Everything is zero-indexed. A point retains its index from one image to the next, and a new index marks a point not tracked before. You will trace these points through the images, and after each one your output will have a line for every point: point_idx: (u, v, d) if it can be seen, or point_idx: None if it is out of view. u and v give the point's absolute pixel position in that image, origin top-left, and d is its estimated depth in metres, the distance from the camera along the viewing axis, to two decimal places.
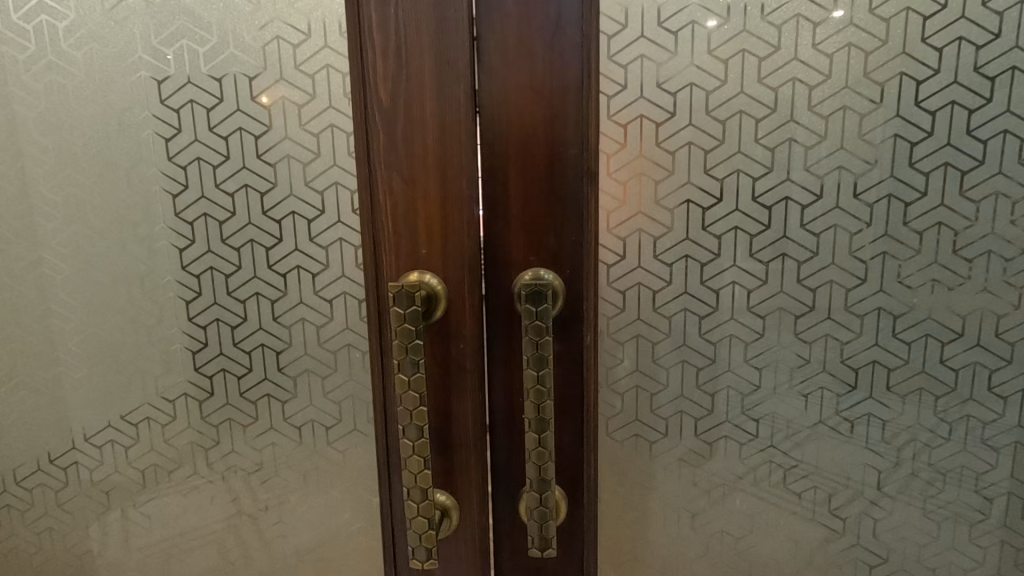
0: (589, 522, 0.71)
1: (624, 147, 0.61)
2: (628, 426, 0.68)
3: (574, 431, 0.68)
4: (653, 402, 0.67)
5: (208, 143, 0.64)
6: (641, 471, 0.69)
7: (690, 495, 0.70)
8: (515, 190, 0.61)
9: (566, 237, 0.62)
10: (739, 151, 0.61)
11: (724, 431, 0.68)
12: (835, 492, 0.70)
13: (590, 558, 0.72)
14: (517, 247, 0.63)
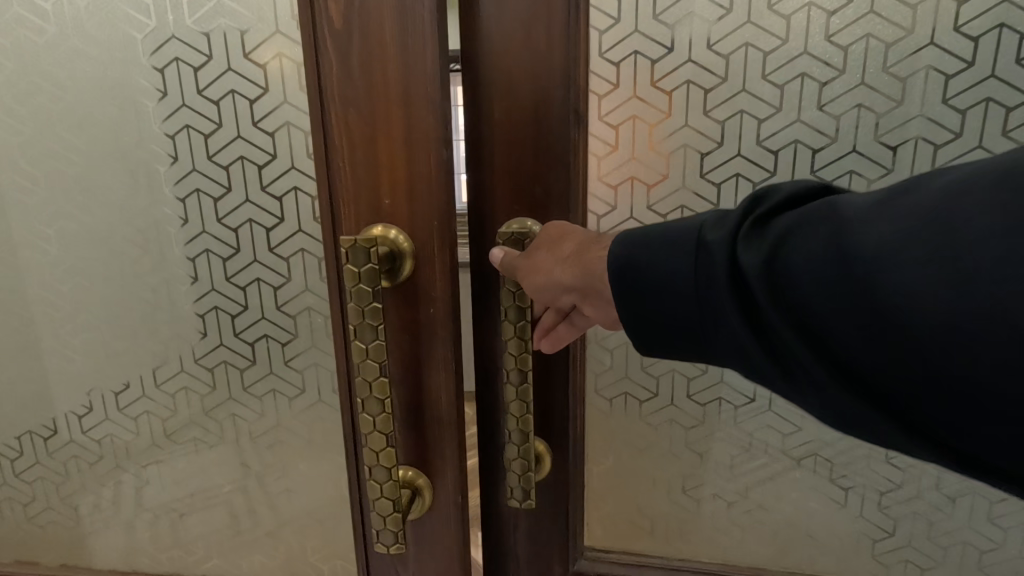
0: (575, 484, 0.68)
1: (616, 87, 0.57)
2: (616, 383, 0.65)
3: (559, 392, 0.65)
4: (642, 359, 0.64)
5: (146, 83, 0.58)
6: (627, 429, 0.66)
7: (680, 453, 0.66)
8: (498, 135, 0.58)
9: (554, 183, 0.58)
10: (744, 90, 0.55)
11: (716, 391, 0.64)
12: (839, 461, 0.64)
13: (574, 521, 0.70)
14: (502, 197, 0.60)
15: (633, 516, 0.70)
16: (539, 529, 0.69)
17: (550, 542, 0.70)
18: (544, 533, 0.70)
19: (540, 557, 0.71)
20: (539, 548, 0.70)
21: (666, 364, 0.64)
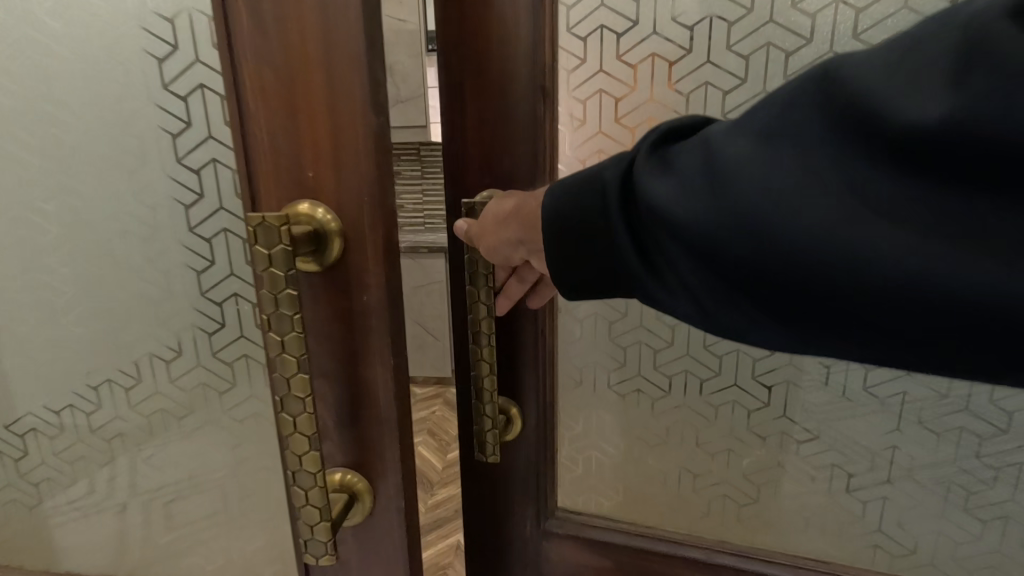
0: (542, 436, 0.86)
1: (585, 62, 0.73)
2: (591, 352, 0.85)
3: (527, 359, 0.83)
4: (611, 330, 0.83)
5: (79, 53, 0.54)
6: (600, 398, 0.87)
7: (650, 422, 0.86)
8: (472, 115, 0.74)
9: (522, 149, 0.74)
10: (708, 62, 0.70)
11: (682, 364, 0.82)
12: (782, 421, 0.80)
13: (544, 468, 0.87)
14: (476, 169, 0.76)
15: (599, 455, 0.89)
16: (516, 475, 0.87)
17: (521, 493, 0.88)
18: (520, 486, 0.88)
19: (520, 509, 0.89)
20: (516, 498, 0.88)
21: (633, 338, 0.82)
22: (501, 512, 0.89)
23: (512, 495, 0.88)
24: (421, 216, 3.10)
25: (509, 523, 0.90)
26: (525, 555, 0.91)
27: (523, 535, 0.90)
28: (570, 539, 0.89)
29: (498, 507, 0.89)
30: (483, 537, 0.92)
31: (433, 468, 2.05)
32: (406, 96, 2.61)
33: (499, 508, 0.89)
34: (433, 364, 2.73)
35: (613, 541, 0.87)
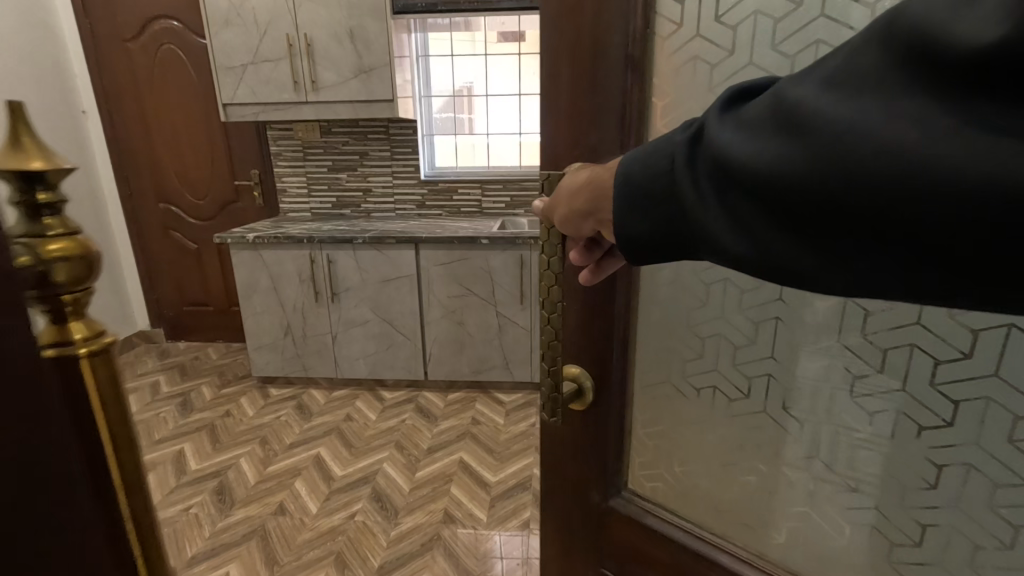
0: (609, 424, 0.68)
1: (680, 27, 0.54)
2: (663, 336, 0.65)
3: (598, 326, 0.65)
4: (689, 316, 0.63)
5: None
6: (674, 393, 0.67)
7: (721, 421, 0.65)
8: (564, 76, 0.57)
9: (608, 121, 0.56)
10: (823, 15, 0.49)
11: (763, 364, 0.60)
12: (865, 477, 0.55)
13: (614, 464, 0.69)
14: (563, 143, 0.59)
15: (674, 464, 0.69)
16: (585, 467, 0.71)
17: (586, 466, 0.71)
18: (585, 458, 0.70)
19: (582, 483, 0.71)
20: (578, 471, 0.71)
21: (712, 325, 0.62)
22: (566, 484, 0.73)
23: (576, 468, 0.72)
24: (391, 201, 2.81)
25: (572, 499, 0.73)
26: (587, 540, 0.73)
27: (584, 513, 0.72)
28: (629, 523, 0.68)
29: (561, 477, 0.73)
30: (548, 512, 0.77)
31: (400, 491, 1.80)
32: (370, 66, 2.29)
33: (562, 479, 0.74)
34: (404, 366, 2.47)
35: (671, 533, 0.65)
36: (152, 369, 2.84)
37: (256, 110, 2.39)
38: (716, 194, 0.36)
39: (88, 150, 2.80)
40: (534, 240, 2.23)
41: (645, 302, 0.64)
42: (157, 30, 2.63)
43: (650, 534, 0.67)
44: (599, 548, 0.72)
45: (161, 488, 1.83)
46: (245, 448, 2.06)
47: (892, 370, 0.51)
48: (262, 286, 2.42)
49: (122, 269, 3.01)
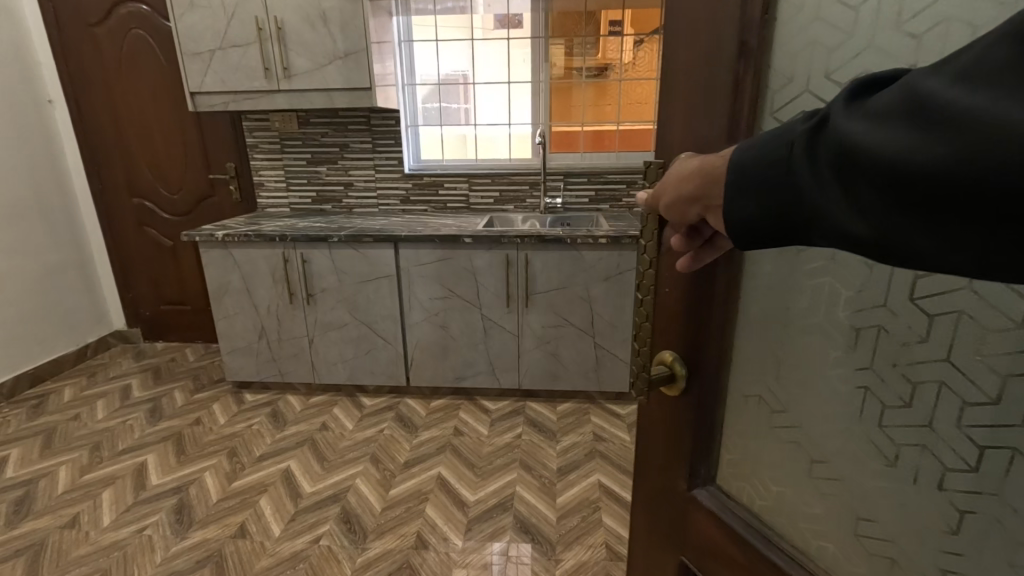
0: (699, 420, 0.60)
1: (804, 9, 0.46)
2: (759, 333, 0.56)
3: (696, 318, 0.57)
4: (786, 314, 0.53)
5: None
6: (765, 399, 0.57)
7: (813, 437, 0.54)
8: (683, 61, 0.52)
9: (720, 109, 0.50)
10: None
11: (859, 374, 0.48)
12: (973, 531, 0.43)
13: (701, 460, 0.61)
14: (676, 133, 0.54)
15: (760, 468, 0.59)
16: (672, 458, 0.64)
17: (673, 449, 0.63)
18: (672, 442, 0.63)
19: (668, 467, 0.64)
20: (665, 454, 0.65)
21: (810, 325, 0.52)
22: (655, 467, 0.67)
23: (664, 450, 0.65)
24: (374, 195, 2.67)
25: (660, 482, 0.66)
26: (671, 527, 0.66)
27: (670, 498, 0.65)
28: (710, 516, 0.60)
29: (653, 458, 0.67)
30: (640, 489, 0.71)
31: (371, 512, 1.67)
32: (345, 51, 2.14)
33: (651, 460, 0.67)
34: (384, 371, 2.34)
35: (743, 532, 0.57)
36: (126, 370, 2.72)
37: (226, 99, 2.25)
38: (844, 192, 0.31)
39: (57, 142, 2.67)
40: (521, 240, 2.08)
41: (746, 293, 0.55)
42: (126, 14, 2.49)
43: (727, 531, 0.58)
44: (681, 537, 0.65)
45: (116, 506, 1.71)
46: (211, 460, 1.94)
47: (1011, 404, 0.40)
48: (234, 286, 2.29)
49: (95, 266, 2.89)
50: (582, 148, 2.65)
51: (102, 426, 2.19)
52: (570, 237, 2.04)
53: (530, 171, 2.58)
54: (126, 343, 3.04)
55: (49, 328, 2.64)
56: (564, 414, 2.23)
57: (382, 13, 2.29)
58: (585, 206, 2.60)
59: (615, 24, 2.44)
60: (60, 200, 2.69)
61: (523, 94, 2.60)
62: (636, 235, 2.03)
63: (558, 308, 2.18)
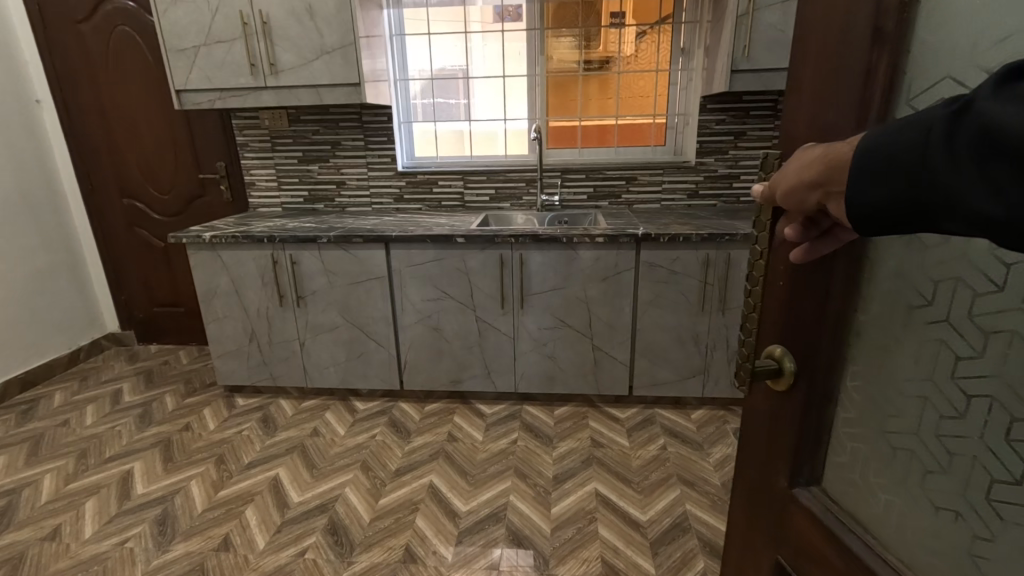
0: (803, 417, 0.55)
1: None
2: (874, 332, 0.50)
3: (806, 310, 0.53)
4: (908, 315, 0.47)
5: None
6: (873, 403, 0.52)
7: (927, 448, 0.49)
8: (815, 50, 0.49)
9: (849, 95, 0.45)
10: None
11: (988, 385, 0.43)
12: None
13: (805, 459, 0.56)
14: (801, 125, 0.51)
15: (864, 475, 0.53)
16: (773, 453, 0.60)
17: (776, 446, 0.59)
18: (775, 438, 0.59)
19: (769, 462, 0.60)
20: (766, 450, 0.61)
21: (934, 327, 0.46)
22: (758, 462, 0.63)
23: (765, 445, 0.61)
24: (367, 195, 2.60)
25: (761, 478, 0.62)
26: (766, 524, 0.62)
27: (768, 496, 0.61)
28: (809, 518, 0.55)
29: (756, 454, 0.63)
30: (741, 482, 0.67)
31: (359, 523, 1.62)
32: (332, 45, 2.07)
33: (753, 454, 0.64)
34: (378, 375, 2.29)
35: (839, 531, 0.52)
36: (120, 374, 2.69)
37: (212, 97, 2.19)
38: (980, 172, 0.31)
39: (45, 142, 2.62)
40: (516, 239, 2.01)
41: (864, 292, 0.50)
42: (111, 10, 2.43)
43: (827, 535, 0.52)
44: (778, 537, 0.60)
45: (98, 517, 1.66)
46: (199, 468, 1.89)
47: None
48: (223, 289, 2.24)
49: (87, 268, 2.85)
50: (580, 143, 2.58)
51: (90, 433, 2.15)
52: (566, 236, 1.97)
53: (526, 167, 2.50)
54: (120, 346, 3.00)
55: (40, 331, 2.60)
56: (562, 417, 2.17)
57: (372, 6, 2.22)
58: (583, 203, 2.52)
59: (615, 16, 2.37)
60: (50, 201, 2.64)
61: (519, 87, 2.51)
62: (635, 233, 1.96)
63: (555, 309, 2.11)
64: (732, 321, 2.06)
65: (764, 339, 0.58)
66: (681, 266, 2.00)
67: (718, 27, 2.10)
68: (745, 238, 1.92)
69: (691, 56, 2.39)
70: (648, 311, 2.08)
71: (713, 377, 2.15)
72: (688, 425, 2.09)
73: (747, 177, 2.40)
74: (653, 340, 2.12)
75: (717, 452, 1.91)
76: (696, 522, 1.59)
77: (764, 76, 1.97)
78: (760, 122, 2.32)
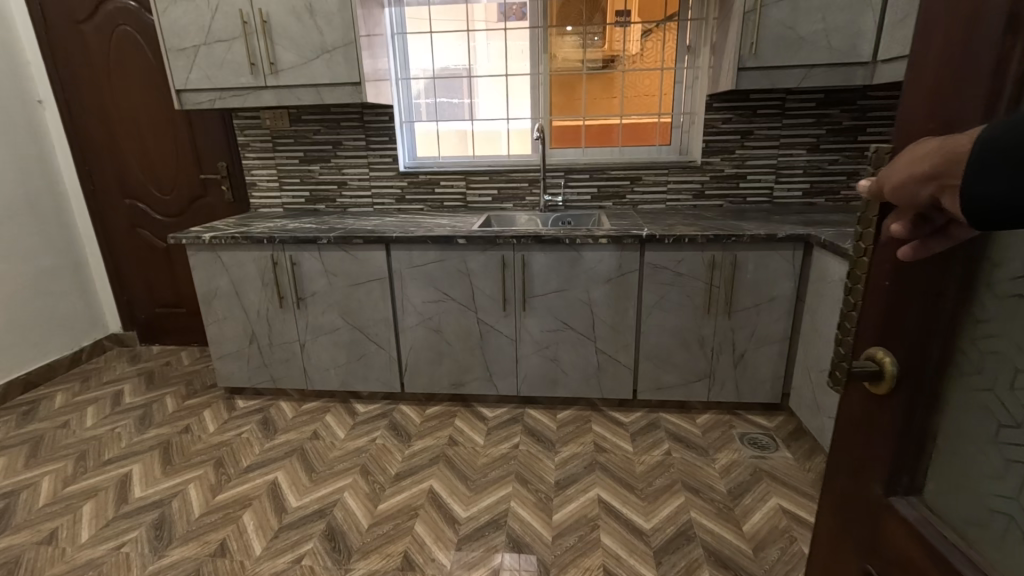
0: (906, 421, 0.51)
1: None
2: (998, 334, 0.47)
3: (913, 311, 0.48)
4: None
5: None
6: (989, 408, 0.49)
7: None
8: (937, 36, 0.46)
9: (979, 83, 0.42)
10: None
11: None
12: None
13: (906, 468, 0.52)
14: (917, 116, 0.48)
15: (973, 484, 0.51)
16: (867, 457, 0.56)
17: (870, 450, 0.55)
18: (869, 441, 0.56)
19: (861, 467, 0.57)
20: (859, 453, 0.57)
21: None
22: (850, 468, 0.59)
23: (858, 449, 0.57)
24: (368, 195, 2.58)
25: (852, 484, 0.59)
26: (856, 532, 0.58)
27: (859, 503, 0.57)
28: (906, 529, 0.51)
29: (847, 458, 0.60)
30: (829, 488, 0.63)
31: (357, 528, 1.59)
32: (333, 44, 2.05)
33: (845, 459, 0.60)
34: (379, 377, 2.27)
35: (939, 542, 0.48)
36: (122, 375, 2.68)
37: (212, 96, 2.17)
38: None
39: (47, 143, 2.61)
40: (517, 240, 1.98)
41: (981, 294, 0.46)
42: (114, 10, 2.42)
43: (929, 550, 0.49)
44: (870, 547, 0.56)
45: (95, 521, 1.65)
46: (198, 471, 1.88)
47: None
48: (223, 290, 2.22)
49: (90, 268, 2.85)
50: (584, 142, 2.54)
51: (90, 434, 2.14)
52: (569, 237, 1.94)
53: (529, 167, 2.47)
54: (122, 346, 3.00)
55: (42, 332, 2.60)
56: (564, 421, 2.13)
57: (373, 5, 2.20)
58: (587, 204, 2.48)
59: (621, 14, 2.33)
60: (52, 201, 2.64)
61: (522, 87, 2.48)
62: (639, 235, 1.92)
63: (558, 311, 2.08)
64: (739, 324, 2.01)
65: (862, 341, 0.55)
66: (687, 268, 1.96)
67: (724, 25, 2.06)
68: (752, 239, 1.88)
69: (697, 54, 2.35)
70: (652, 313, 2.04)
71: (718, 382, 2.10)
72: (693, 430, 2.05)
73: (754, 177, 2.36)
74: (657, 343, 2.08)
75: (722, 458, 1.87)
76: (701, 530, 1.55)
77: (772, 74, 1.93)
78: (766, 121, 2.28)
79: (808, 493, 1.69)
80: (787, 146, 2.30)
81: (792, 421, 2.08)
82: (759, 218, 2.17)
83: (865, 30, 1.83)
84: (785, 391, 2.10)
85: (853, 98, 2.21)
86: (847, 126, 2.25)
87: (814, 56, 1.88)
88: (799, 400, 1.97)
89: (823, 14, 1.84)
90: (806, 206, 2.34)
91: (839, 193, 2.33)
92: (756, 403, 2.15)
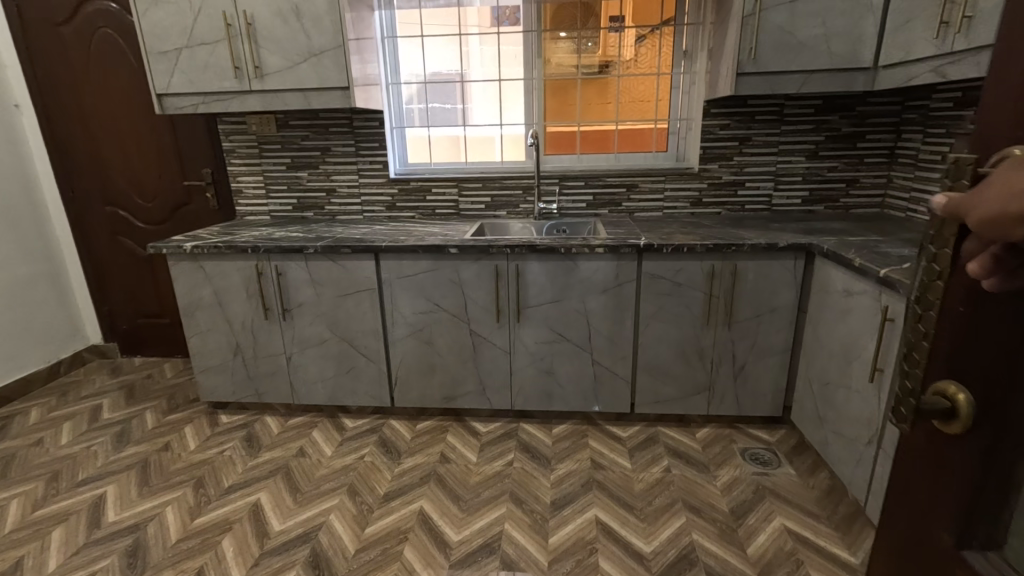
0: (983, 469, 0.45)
1: None
2: None
3: (998, 341, 0.42)
4: None
5: None
6: None
7: None
8: None
9: None
10: None
11: None
12: None
13: (981, 519, 0.45)
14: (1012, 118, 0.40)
15: None
16: (935, 502, 0.49)
17: (938, 493, 0.48)
18: (938, 485, 0.48)
19: (927, 511, 0.50)
20: (926, 496, 0.50)
21: None
22: (912, 510, 0.52)
23: (925, 492, 0.50)
24: (358, 202, 2.51)
25: (917, 528, 0.51)
26: None
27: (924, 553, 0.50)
28: None
29: (910, 499, 0.52)
30: (888, 532, 0.56)
31: (343, 554, 1.51)
32: (320, 47, 1.98)
33: (909, 500, 0.53)
34: (368, 391, 2.19)
35: None
36: (101, 388, 2.58)
37: (195, 101, 2.10)
38: None
39: (24, 149, 2.52)
40: (511, 249, 1.91)
41: None
42: (93, 12, 2.34)
43: None
44: None
45: (64, 548, 1.56)
46: (177, 492, 1.79)
47: None
48: (206, 301, 2.14)
49: (69, 278, 2.75)
50: (579, 149, 2.49)
51: (64, 452, 2.04)
52: (564, 246, 1.88)
53: (523, 174, 2.41)
54: (102, 358, 2.90)
55: (18, 344, 2.50)
56: (559, 436, 2.06)
57: (363, 7, 2.14)
58: (582, 211, 2.43)
59: (615, 18, 2.28)
60: (29, 209, 2.54)
61: (515, 92, 2.43)
62: (637, 244, 1.86)
63: (553, 322, 2.01)
64: (739, 335, 1.96)
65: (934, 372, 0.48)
66: (685, 277, 1.90)
67: (721, 30, 2.02)
68: (752, 248, 1.82)
69: (694, 59, 2.30)
70: (650, 325, 1.98)
71: (718, 395, 2.04)
72: (693, 445, 1.98)
73: (752, 184, 2.31)
74: (655, 355, 2.02)
75: (723, 475, 1.80)
76: (704, 553, 1.48)
77: (771, 79, 1.88)
78: (765, 127, 2.23)
79: (813, 512, 1.63)
80: (786, 152, 2.26)
81: (794, 435, 2.02)
82: (758, 226, 2.13)
83: (865, 34, 1.79)
84: (786, 404, 2.04)
85: (853, 104, 2.17)
86: (847, 133, 2.21)
87: (814, 61, 1.84)
88: (801, 413, 1.92)
89: (823, 18, 1.79)
90: (806, 213, 2.29)
91: (839, 200, 2.29)
92: (757, 417, 2.09)
